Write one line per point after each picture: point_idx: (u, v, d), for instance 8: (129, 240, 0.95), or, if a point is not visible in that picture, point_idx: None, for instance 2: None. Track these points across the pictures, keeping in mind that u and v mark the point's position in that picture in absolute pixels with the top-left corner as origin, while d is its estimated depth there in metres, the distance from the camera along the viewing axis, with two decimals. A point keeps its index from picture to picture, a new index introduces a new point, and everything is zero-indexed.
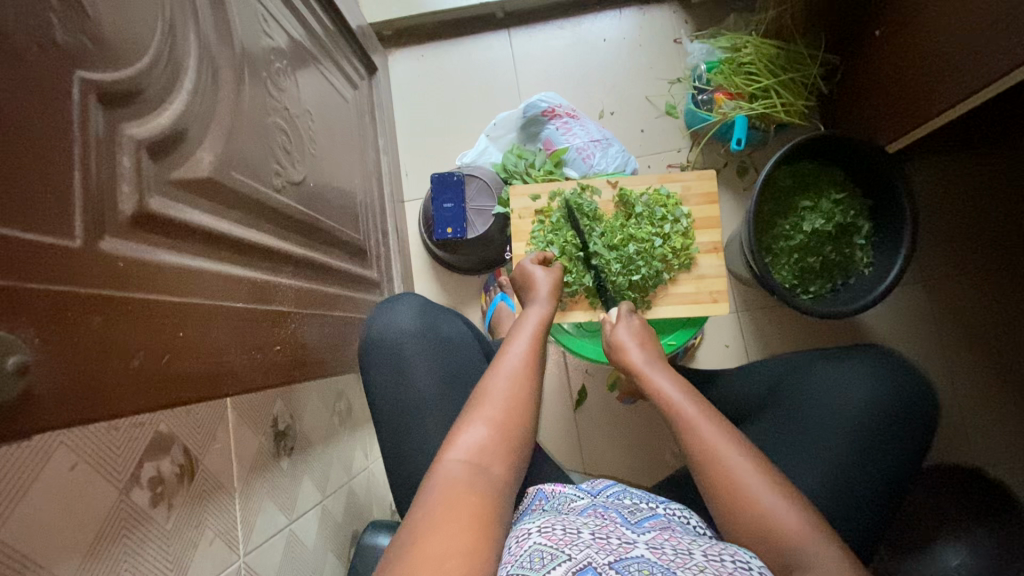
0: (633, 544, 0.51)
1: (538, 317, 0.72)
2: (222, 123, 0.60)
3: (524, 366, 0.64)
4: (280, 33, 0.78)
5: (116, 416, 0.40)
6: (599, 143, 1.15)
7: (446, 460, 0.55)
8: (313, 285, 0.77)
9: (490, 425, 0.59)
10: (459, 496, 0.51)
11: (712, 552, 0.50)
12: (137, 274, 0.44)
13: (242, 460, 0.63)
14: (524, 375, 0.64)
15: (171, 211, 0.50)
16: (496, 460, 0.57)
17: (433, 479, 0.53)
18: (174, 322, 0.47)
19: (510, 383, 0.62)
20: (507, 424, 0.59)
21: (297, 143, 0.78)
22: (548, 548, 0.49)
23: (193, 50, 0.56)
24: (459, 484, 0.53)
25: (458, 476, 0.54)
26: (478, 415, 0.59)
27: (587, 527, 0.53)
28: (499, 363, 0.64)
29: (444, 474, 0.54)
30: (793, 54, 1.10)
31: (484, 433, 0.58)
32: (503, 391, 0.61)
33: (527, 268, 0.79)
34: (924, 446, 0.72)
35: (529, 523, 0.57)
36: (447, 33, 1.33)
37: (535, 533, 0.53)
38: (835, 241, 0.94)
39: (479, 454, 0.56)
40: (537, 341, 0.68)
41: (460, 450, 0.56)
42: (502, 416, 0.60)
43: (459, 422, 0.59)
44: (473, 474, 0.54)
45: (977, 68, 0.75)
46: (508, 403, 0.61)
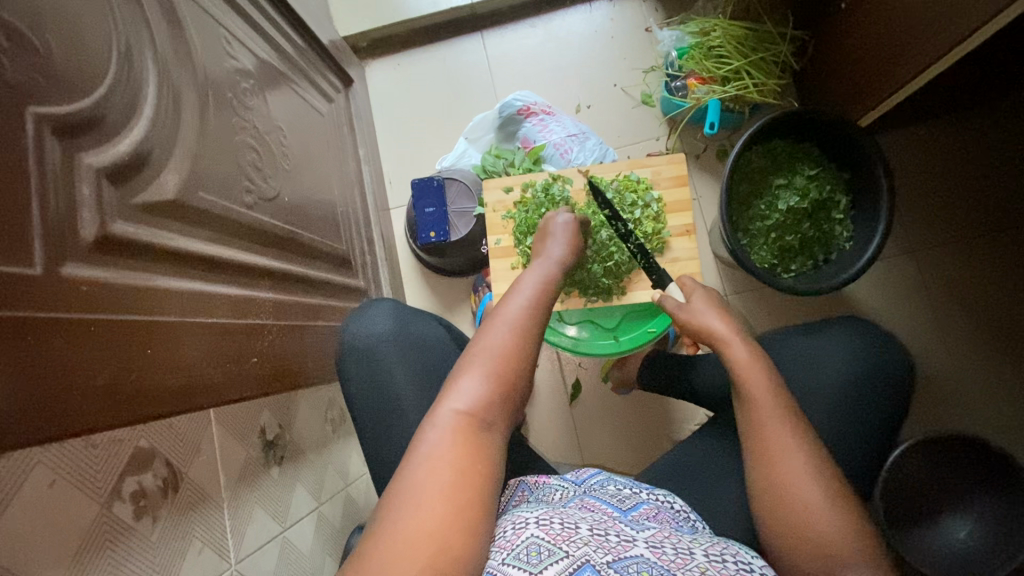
0: (632, 543, 0.55)
1: (547, 270, 0.70)
2: (186, 145, 0.62)
3: (529, 322, 0.63)
4: (247, 55, 0.80)
5: (78, 433, 0.42)
6: (575, 138, 1.17)
7: (443, 408, 0.56)
8: (294, 296, 0.79)
9: (489, 372, 0.58)
10: (460, 447, 0.54)
11: (713, 553, 0.56)
12: (100, 295, 0.46)
13: (229, 470, 0.65)
14: (527, 328, 0.63)
15: (135, 233, 0.52)
16: (494, 413, 0.57)
17: (430, 428, 0.55)
18: (141, 339, 0.49)
19: (515, 337, 0.61)
20: (507, 382, 0.59)
21: (269, 159, 0.79)
22: (545, 543, 0.53)
23: (152, 77, 0.58)
24: (462, 433, 0.54)
25: (454, 424, 0.55)
26: (478, 363, 0.59)
27: (585, 522, 0.57)
28: (504, 313, 0.63)
29: (440, 423, 0.55)
30: (762, 33, 1.10)
31: (482, 382, 0.58)
32: (504, 345, 0.60)
33: (550, 222, 0.78)
34: (901, 413, 0.73)
35: (526, 511, 0.61)
36: (421, 39, 1.35)
37: (532, 524, 0.56)
38: (813, 217, 0.93)
39: (477, 407, 0.56)
40: (544, 299, 0.67)
41: (457, 400, 0.56)
42: (503, 369, 0.59)
43: (458, 371, 0.59)
44: (469, 424, 0.55)
45: (941, 32, 0.75)
46: (508, 356, 0.60)
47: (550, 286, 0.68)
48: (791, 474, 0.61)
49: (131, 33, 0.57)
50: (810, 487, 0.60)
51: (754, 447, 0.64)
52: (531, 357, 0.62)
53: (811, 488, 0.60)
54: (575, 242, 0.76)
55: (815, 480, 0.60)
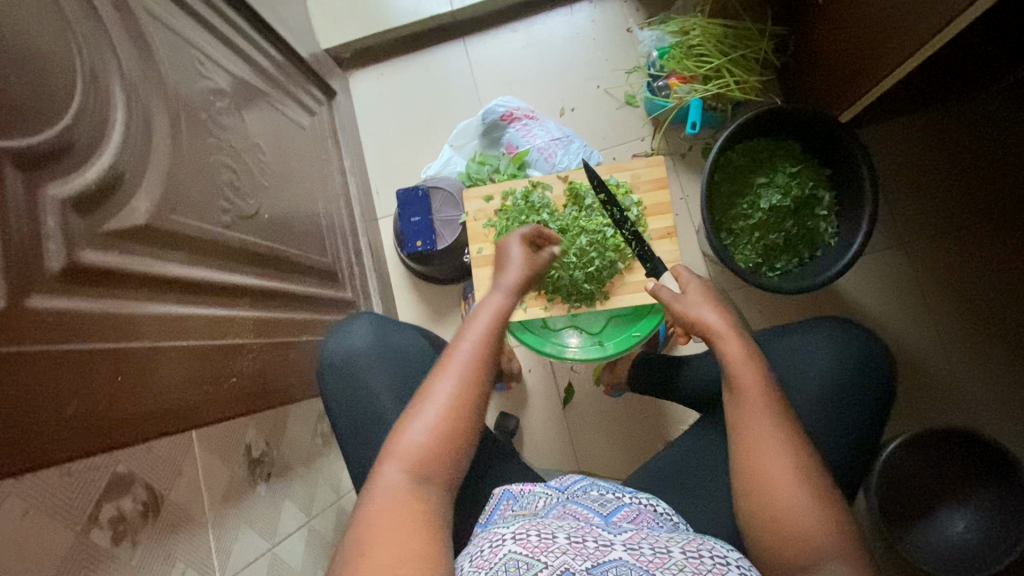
0: (610, 546, 0.54)
1: (495, 303, 0.68)
2: (159, 169, 0.62)
3: (473, 361, 0.61)
4: (221, 74, 0.80)
5: (49, 464, 0.43)
6: (559, 141, 1.17)
7: (386, 468, 0.55)
8: (277, 312, 0.79)
9: (434, 425, 0.57)
10: (404, 502, 0.53)
11: (691, 549, 0.56)
12: (67, 324, 0.46)
13: (214, 490, 0.66)
14: (472, 374, 0.61)
15: (104, 260, 0.52)
16: (438, 467, 0.56)
17: (374, 490, 0.54)
18: (113, 367, 0.49)
19: (460, 389, 0.59)
20: (452, 432, 0.58)
21: (247, 177, 0.80)
22: (523, 557, 0.52)
23: (120, 103, 0.59)
24: (404, 490, 0.54)
25: (397, 480, 0.54)
26: (422, 417, 0.58)
27: (562, 531, 0.56)
28: (447, 361, 0.62)
29: (382, 485, 0.54)
30: (741, 31, 1.10)
31: (425, 435, 0.57)
32: (448, 397, 0.59)
33: (502, 249, 0.76)
34: (886, 410, 0.72)
35: (503, 527, 0.60)
36: (403, 48, 1.35)
37: (508, 540, 0.55)
38: (796, 215, 0.92)
39: (419, 464, 0.56)
40: (492, 335, 0.65)
41: (401, 459, 0.55)
42: (449, 424, 0.58)
43: (401, 426, 0.58)
44: (413, 484, 0.54)
45: (916, 26, 0.74)
46: (451, 405, 0.58)
47: (499, 320, 0.67)
48: (776, 475, 0.59)
49: (96, 59, 0.57)
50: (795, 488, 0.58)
51: (740, 449, 0.63)
52: (480, 398, 0.61)
53: (796, 489, 0.58)
54: (530, 270, 0.74)
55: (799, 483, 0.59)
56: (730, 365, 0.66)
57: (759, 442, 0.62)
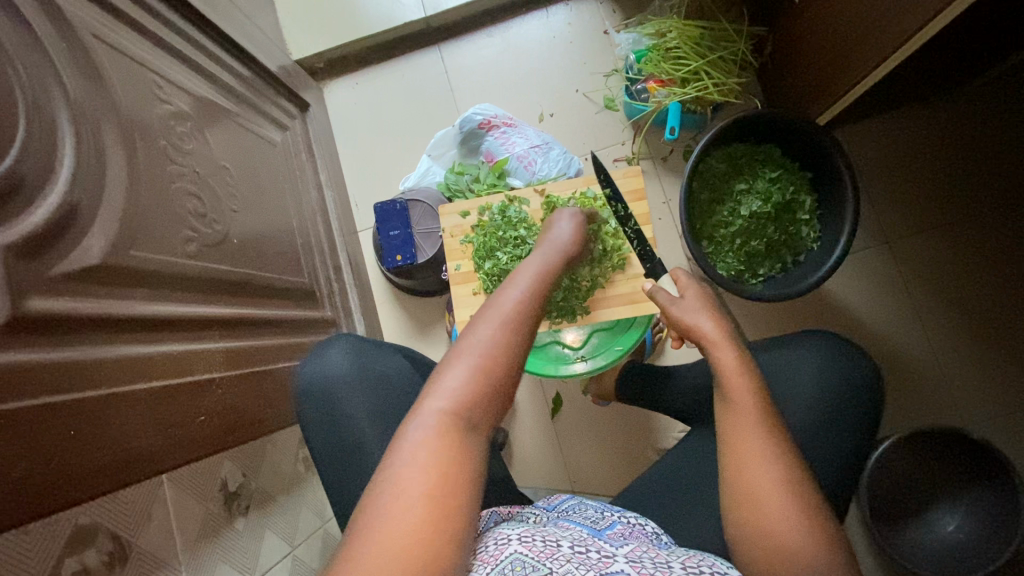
0: (613, 558, 0.53)
1: (544, 259, 0.65)
2: (115, 202, 0.60)
3: (520, 308, 0.57)
4: (182, 96, 0.78)
5: None
6: (539, 148, 1.14)
7: (428, 403, 0.51)
8: (250, 340, 0.77)
9: (475, 367, 0.52)
10: (444, 443, 0.49)
11: (691, 564, 0.54)
12: (10, 382, 0.44)
13: (186, 531, 0.65)
14: (519, 320, 0.56)
15: (52, 307, 0.50)
16: (482, 414, 0.52)
17: (414, 423, 0.50)
18: (63, 422, 0.47)
19: (507, 333, 0.55)
20: (498, 379, 0.53)
21: (212, 202, 0.77)
22: (529, 560, 0.51)
23: (69, 137, 0.56)
24: (445, 430, 0.49)
25: (440, 419, 0.50)
26: (464, 358, 0.53)
27: (567, 539, 0.55)
28: (494, 304, 0.57)
29: (424, 419, 0.50)
30: (718, 32, 1.08)
31: (467, 375, 0.52)
32: (493, 338, 0.54)
33: (552, 223, 0.74)
34: (875, 425, 0.71)
35: (508, 528, 0.59)
36: (378, 56, 1.32)
37: (514, 540, 0.54)
38: (778, 220, 0.91)
39: (464, 405, 0.51)
40: (540, 288, 0.61)
41: (443, 397, 0.51)
42: (495, 367, 0.53)
43: (442, 364, 0.54)
44: (455, 425, 0.50)
45: (894, 25, 0.72)
46: (495, 347, 0.54)
47: (546, 276, 0.63)
48: (761, 493, 0.57)
49: (40, 93, 0.55)
50: (781, 508, 0.57)
51: (723, 462, 0.61)
52: (523, 350, 0.56)
53: (783, 509, 0.57)
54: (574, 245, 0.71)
55: (786, 501, 0.57)
56: (724, 375, 0.63)
57: (744, 455, 0.59)
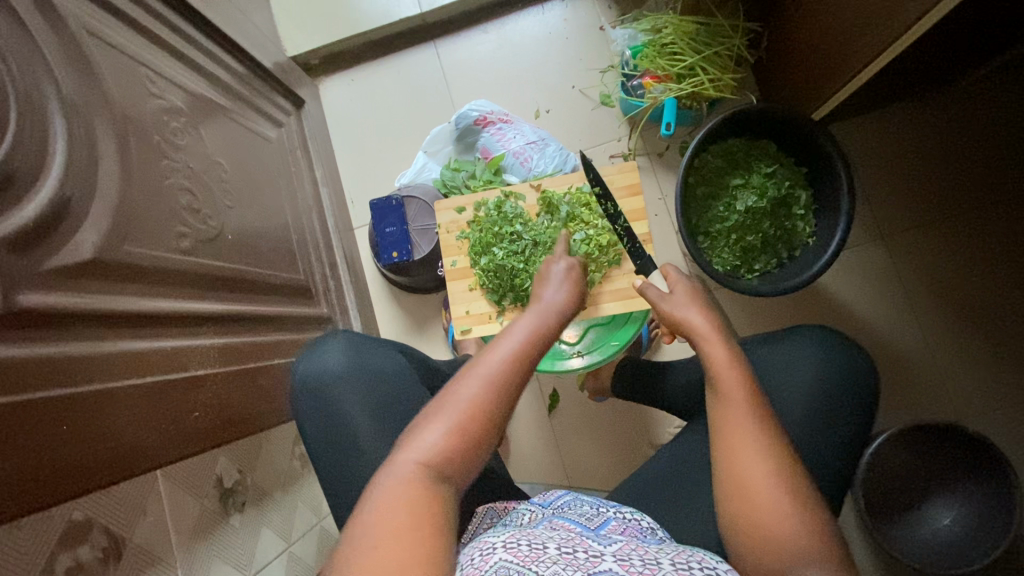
0: (601, 558, 0.52)
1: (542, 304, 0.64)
2: (108, 197, 0.59)
3: (503, 365, 0.56)
4: (175, 91, 0.77)
5: None
6: (535, 145, 1.14)
7: (402, 457, 0.51)
8: (245, 336, 0.77)
9: (451, 426, 0.52)
10: (412, 497, 0.49)
11: (680, 561, 0.54)
12: (5, 375, 0.44)
13: (181, 526, 0.65)
14: (504, 373, 0.56)
15: (45, 301, 0.50)
16: (456, 466, 0.52)
17: (385, 476, 0.50)
18: (57, 416, 0.47)
19: (489, 388, 0.54)
20: (474, 433, 0.53)
21: (207, 198, 0.77)
22: (514, 565, 0.50)
23: (61, 130, 0.56)
24: (415, 486, 0.49)
25: (413, 476, 0.50)
26: (440, 418, 0.53)
27: (553, 541, 0.55)
28: (481, 357, 0.57)
29: (396, 472, 0.50)
30: (714, 28, 1.08)
31: (444, 431, 0.52)
32: (472, 393, 0.54)
33: (548, 259, 0.73)
34: (870, 417, 0.72)
35: (492, 536, 0.58)
36: (373, 53, 1.32)
37: (499, 548, 0.54)
38: (774, 215, 0.91)
39: (438, 458, 0.51)
40: (530, 339, 0.60)
41: (417, 450, 0.51)
42: (470, 423, 0.53)
43: (421, 417, 0.54)
44: (426, 480, 0.50)
45: (889, 20, 0.73)
46: (473, 406, 0.53)
47: (539, 324, 0.61)
48: (752, 486, 0.58)
49: (31, 86, 0.54)
50: (775, 502, 0.57)
51: (718, 460, 0.61)
52: (506, 404, 0.55)
53: (778, 501, 0.57)
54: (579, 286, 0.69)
55: (780, 494, 0.57)
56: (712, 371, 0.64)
57: (737, 447, 0.60)
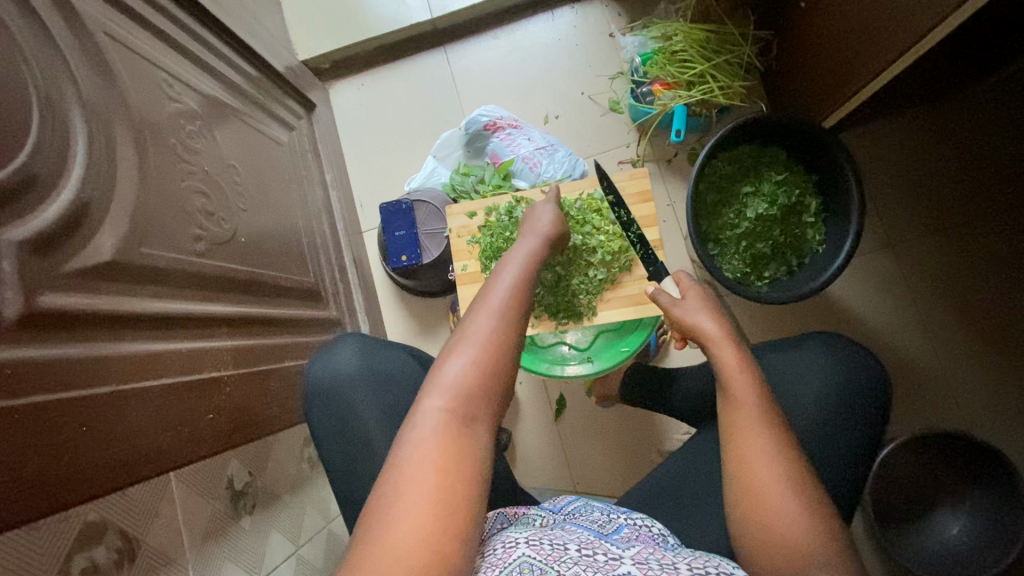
0: (620, 560, 0.52)
1: (532, 248, 0.65)
2: (126, 200, 0.60)
3: (512, 303, 0.57)
4: (191, 95, 0.78)
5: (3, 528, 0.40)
6: (544, 150, 1.14)
7: (427, 402, 0.50)
8: (257, 339, 0.77)
9: (474, 360, 0.52)
10: (444, 444, 0.49)
11: (697, 565, 0.54)
12: (28, 376, 0.45)
13: (193, 528, 0.65)
14: (512, 312, 0.56)
15: (66, 302, 0.50)
16: (482, 404, 0.52)
17: (413, 423, 0.49)
18: (75, 418, 0.47)
19: (500, 324, 0.55)
20: (495, 373, 0.53)
21: (221, 201, 0.78)
22: (537, 561, 0.51)
23: (81, 134, 0.56)
24: (445, 431, 0.49)
25: (439, 422, 0.50)
26: (462, 354, 0.53)
27: (574, 543, 0.55)
28: (487, 296, 0.57)
29: (423, 418, 0.49)
30: (724, 36, 1.08)
31: (466, 367, 0.52)
32: (487, 330, 0.54)
33: (532, 208, 0.73)
34: (881, 425, 0.72)
35: (515, 532, 0.59)
36: (383, 57, 1.33)
37: (522, 544, 0.54)
38: (784, 223, 0.91)
39: (463, 401, 0.51)
40: (530, 281, 0.61)
41: (441, 394, 0.51)
42: (491, 358, 0.53)
43: (440, 359, 0.53)
44: (455, 424, 0.50)
45: (901, 30, 0.73)
46: (492, 339, 0.54)
47: (534, 265, 0.62)
48: (767, 489, 0.57)
49: (53, 89, 0.55)
50: (788, 508, 0.56)
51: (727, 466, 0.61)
52: (519, 340, 0.56)
53: (791, 507, 0.56)
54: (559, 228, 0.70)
55: (793, 500, 0.57)
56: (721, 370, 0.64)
57: (748, 451, 0.59)
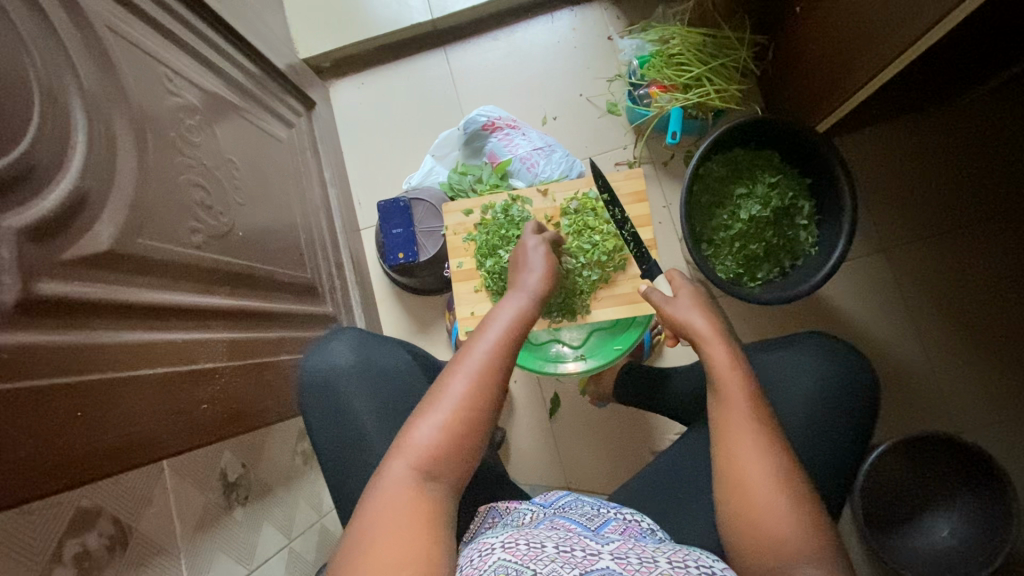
0: (598, 556, 0.53)
1: (521, 303, 0.64)
2: (124, 191, 0.61)
3: (486, 362, 0.58)
4: (191, 90, 0.79)
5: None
6: (541, 151, 1.15)
7: (393, 463, 0.53)
8: (253, 332, 0.78)
9: (444, 419, 0.54)
10: (405, 505, 0.51)
11: (677, 559, 0.54)
12: (25, 362, 0.45)
13: (186, 518, 0.66)
14: (484, 372, 0.57)
15: (64, 291, 0.51)
16: (447, 465, 0.54)
17: (378, 486, 0.52)
18: (72, 402, 0.48)
19: (472, 385, 0.56)
20: (463, 432, 0.55)
21: (219, 195, 0.78)
22: (512, 564, 0.51)
23: (81, 124, 0.57)
24: (408, 490, 0.52)
25: (402, 483, 0.52)
26: (432, 414, 0.55)
27: (551, 541, 0.55)
28: (463, 355, 0.58)
29: (388, 479, 0.52)
30: (720, 40, 1.10)
31: (434, 430, 0.54)
32: (457, 391, 0.56)
33: (523, 251, 0.72)
34: (869, 424, 0.72)
35: (492, 536, 0.59)
36: (384, 57, 1.34)
37: (497, 548, 0.54)
38: (777, 225, 0.92)
39: (427, 462, 0.53)
40: (510, 336, 0.61)
41: (408, 456, 0.53)
42: (458, 421, 0.55)
43: (412, 417, 0.56)
44: (418, 485, 0.52)
45: (892, 36, 0.74)
46: (462, 401, 0.55)
47: (521, 318, 0.63)
48: (748, 486, 0.58)
49: (55, 82, 0.56)
50: (769, 504, 0.57)
51: (718, 465, 0.61)
52: (491, 400, 0.57)
53: (773, 505, 0.57)
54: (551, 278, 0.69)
55: (776, 497, 0.58)
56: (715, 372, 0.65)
57: (737, 446, 0.60)
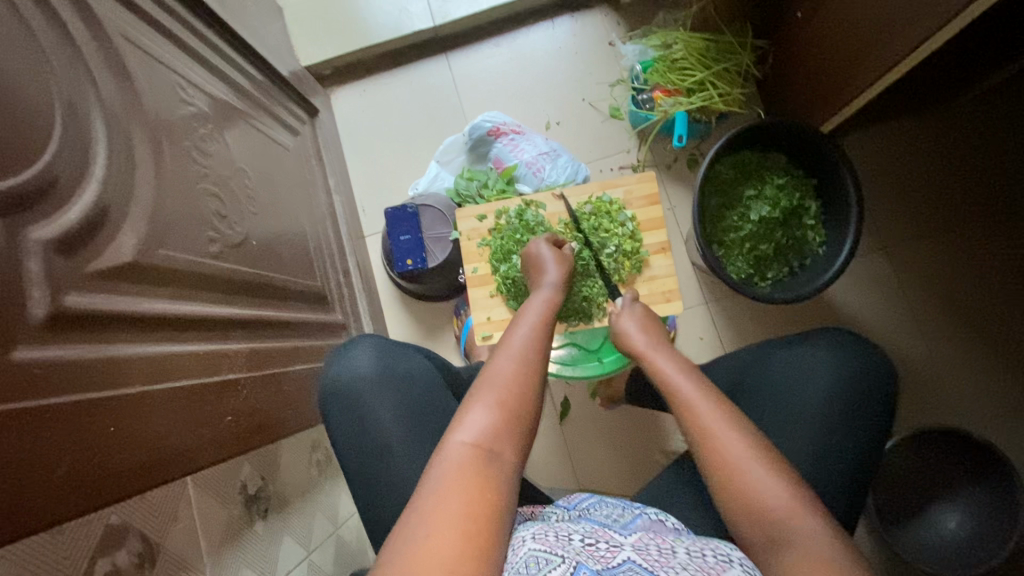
0: (621, 547, 0.53)
1: (547, 297, 0.68)
2: (143, 201, 0.60)
3: (530, 348, 0.61)
4: (202, 97, 0.78)
5: (32, 531, 0.40)
6: (547, 155, 1.16)
7: (452, 440, 0.53)
8: (269, 341, 0.77)
9: (497, 397, 0.56)
10: (468, 475, 0.50)
11: (696, 550, 0.54)
12: (57, 376, 0.45)
13: (210, 533, 0.64)
14: (533, 357, 0.61)
15: (91, 304, 0.50)
16: (506, 443, 0.54)
17: (438, 462, 0.52)
18: (104, 417, 0.47)
19: (520, 367, 0.59)
20: (518, 410, 0.56)
21: (233, 203, 0.77)
22: (542, 553, 0.51)
23: (101, 134, 0.56)
24: (470, 464, 0.51)
25: (463, 457, 0.52)
26: (486, 394, 0.56)
27: (578, 533, 0.56)
28: (507, 343, 0.62)
29: (449, 456, 0.52)
30: (722, 45, 1.12)
31: (490, 409, 0.55)
32: (507, 372, 0.58)
33: (533, 249, 0.76)
34: (889, 419, 0.74)
35: (521, 529, 0.59)
36: (385, 64, 1.34)
37: (527, 539, 0.54)
38: (785, 225, 0.94)
39: (487, 438, 0.53)
40: (544, 327, 0.65)
41: (466, 432, 0.53)
42: (512, 399, 0.56)
43: (463, 401, 0.56)
44: (482, 458, 0.52)
45: (893, 42, 0.76)
46: (512, 381, 0.57)
47: (551, 309, 0.67)
48: None
49: (76, 93, 0.55)
50: None
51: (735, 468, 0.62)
52: (538, 385, 0.59)
53: None
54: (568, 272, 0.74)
55: None
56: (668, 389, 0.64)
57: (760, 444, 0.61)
